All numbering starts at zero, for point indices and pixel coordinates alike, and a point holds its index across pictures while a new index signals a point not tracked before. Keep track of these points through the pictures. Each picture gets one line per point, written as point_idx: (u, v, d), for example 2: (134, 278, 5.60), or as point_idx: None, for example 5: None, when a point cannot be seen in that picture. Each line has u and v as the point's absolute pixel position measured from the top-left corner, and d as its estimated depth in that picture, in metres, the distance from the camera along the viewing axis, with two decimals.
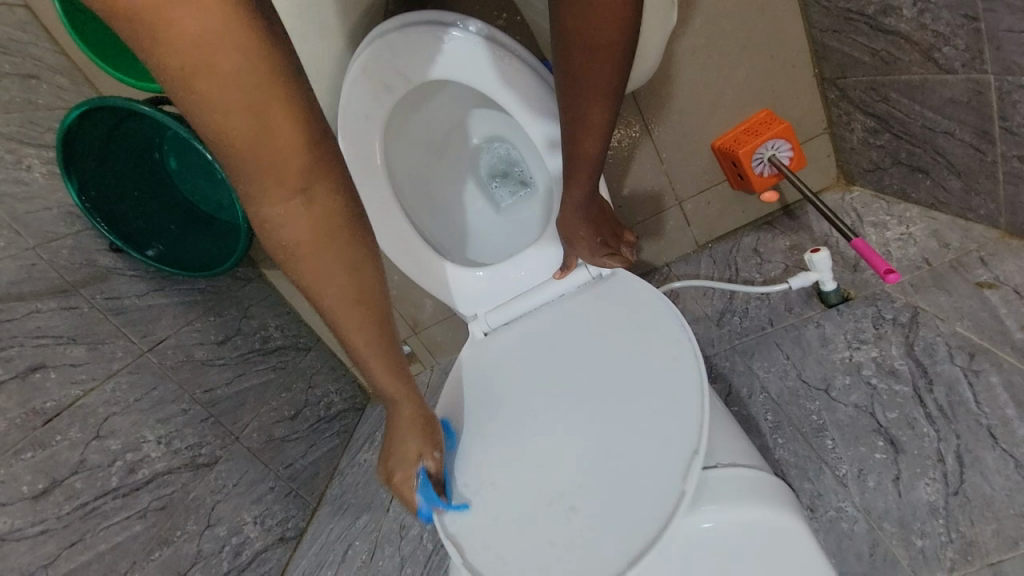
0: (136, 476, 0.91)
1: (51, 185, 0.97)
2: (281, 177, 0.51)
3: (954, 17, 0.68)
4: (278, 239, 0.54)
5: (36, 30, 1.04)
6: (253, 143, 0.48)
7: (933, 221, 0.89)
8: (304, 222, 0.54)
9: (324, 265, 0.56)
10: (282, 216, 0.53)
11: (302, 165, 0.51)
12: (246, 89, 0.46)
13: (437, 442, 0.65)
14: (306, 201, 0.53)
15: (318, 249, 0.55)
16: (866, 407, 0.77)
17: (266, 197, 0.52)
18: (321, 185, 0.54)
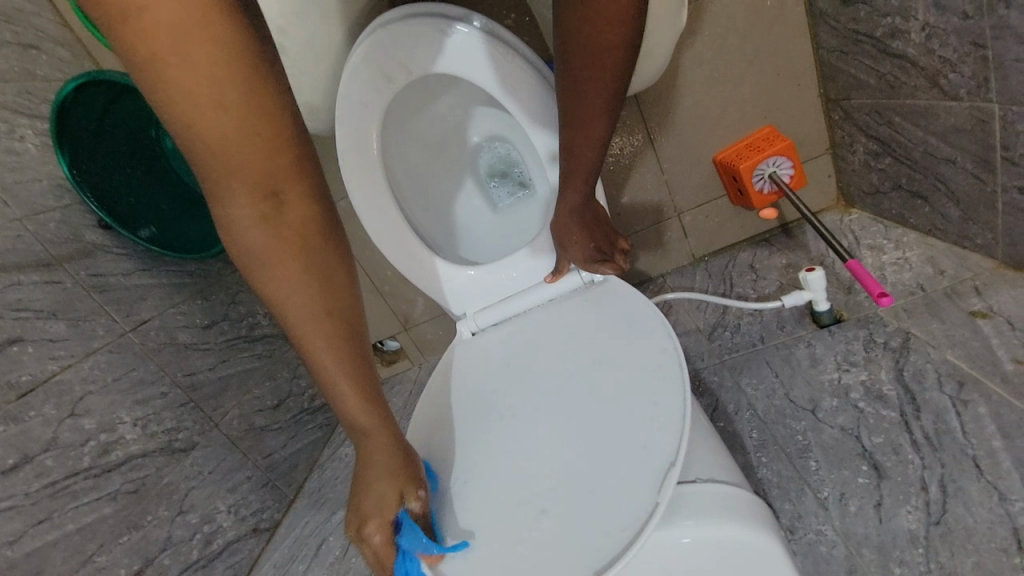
0: (109, 457, 0.89)
1: (43, 157, 0.94)
2: (249, 177, 0.49)
3: (962, 43, 0.68)
4: (245, 247, 0.51)
5: (39, 0, 1.03)
6: (222, 136, 0.46)
7: (930, 248, 0.89)
8: (273, 229, 0.51)
9: (292, 278, 0.52)
10: (248, 223, 0.51)
11: (271, 163, 0.49)
12: (214, 77, 0.44)
13: (421, 480, 0.57)
14: (276, 206, 0.51)
15: (287, 258, 0.52)
16: (851, 430, 0.76)
17: (235, 201, 0.50)
18: (293, 191, 0.51)
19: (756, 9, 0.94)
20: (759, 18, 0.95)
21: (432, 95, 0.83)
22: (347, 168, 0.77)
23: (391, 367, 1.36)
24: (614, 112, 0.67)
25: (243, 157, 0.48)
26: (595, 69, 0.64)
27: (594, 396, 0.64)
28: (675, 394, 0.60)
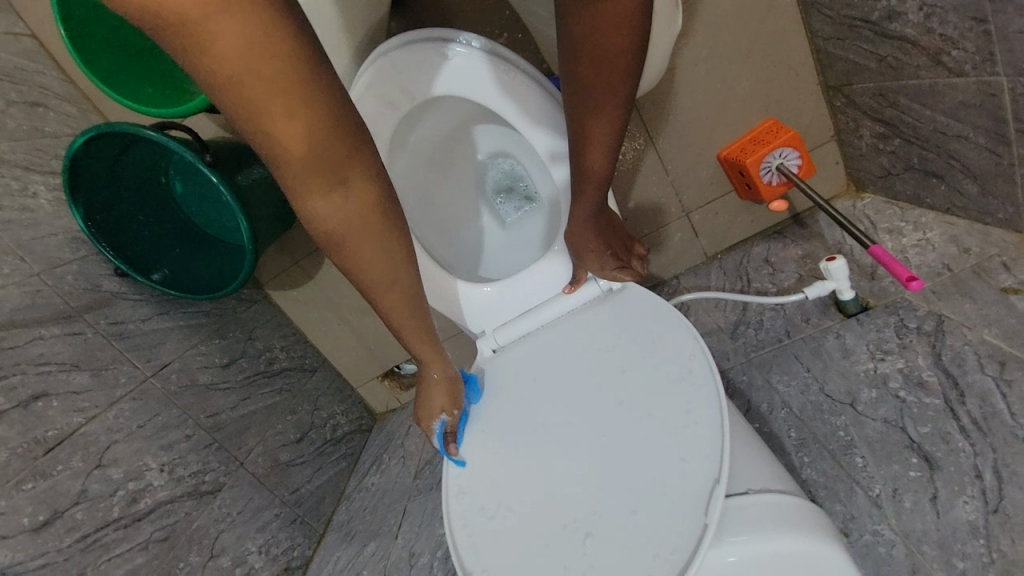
0: (138, 506, 0.88)
1: (56, 212, 0.97)
2: (323, 172, 0.52)
3: (963, 19, 0.67)
4: (321, 228, 0.57)
5: (43, 59, 1.05)
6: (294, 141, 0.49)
7: (951, 227, 0.86)
8: (346, 210, 0.56)
9: (367, 248, 0.59)
10: (326, 209, 0.55)
11: (340, 157, 0.53)
12: (283, 87, 0.46)
13: (457, 401, 0.70)
14: (345, 192, 0.55)
15: (358, 232, 0.58)
16: (895, 421, 0.74)
17: (312, 190, 0.54)
18: (360, 175, 0.55)
19: (748, 5, 0.95)
20: (752, 12, 0.95)
21: (435, 117, 0.83)
22: None
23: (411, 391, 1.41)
24: (624, 119, 0.67)
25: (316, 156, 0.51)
26: (603, 78, 0.63)
27: (625, 406, 0.63)
28: (709, 402, 0.59)
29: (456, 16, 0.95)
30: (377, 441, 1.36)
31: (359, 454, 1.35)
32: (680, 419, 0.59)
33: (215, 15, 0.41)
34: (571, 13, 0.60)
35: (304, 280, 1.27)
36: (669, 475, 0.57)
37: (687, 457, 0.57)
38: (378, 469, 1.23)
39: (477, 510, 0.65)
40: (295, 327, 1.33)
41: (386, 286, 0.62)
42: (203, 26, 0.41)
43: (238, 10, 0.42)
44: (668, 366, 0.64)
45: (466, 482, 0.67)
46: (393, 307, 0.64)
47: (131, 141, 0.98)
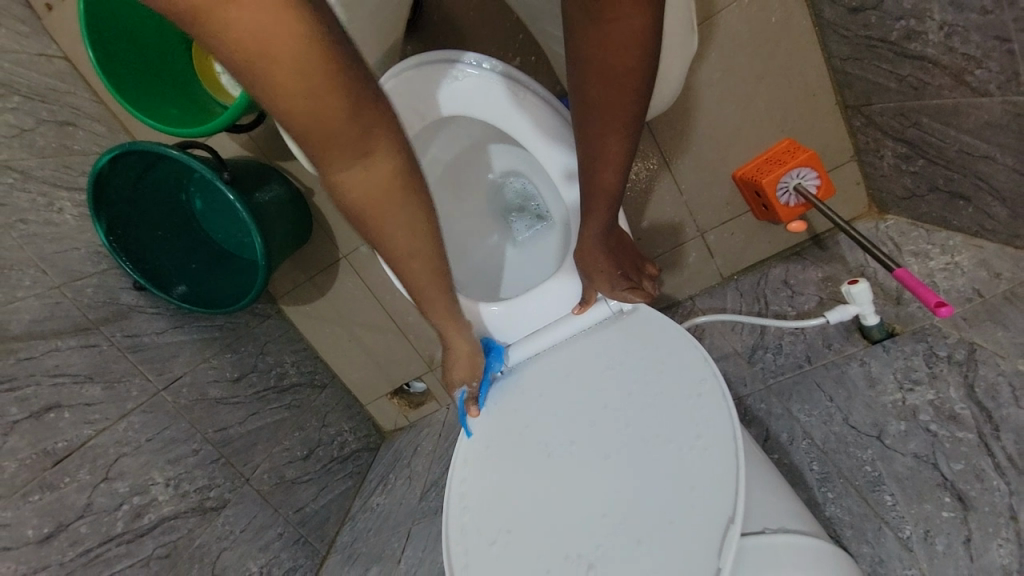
0: (141, 521, 0.88)
1: (80, 227, 1.00)
2: (347, 143, 0.50)
3: (985, 39, 0.65)
4: (349, 199, 0.56)
5: (75, 80, 1.11)
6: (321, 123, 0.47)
7: (980, 250, 0.82)
8: (373, 184, 0.55)
9: (397, 226, 0.59)
10: (352, 182, 0.54)
11: (364, 139, 0.51)
12: (304, 71, 0.43)
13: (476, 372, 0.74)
14: (370, 166, 0.53)
15: (387, 207, 0.57)
16: (926, 457, 0.69)
17: (340, 167, 0.52)
18: (387, 148, 0.53)
19: (763, 26, 0.94)
20: (767, 34, 0.95)
21: (447, 138, 0.84)
22: None
23: (418, 410, 1.38)
24: (634, 136, 0.66)
25: (339, 135, 0.49)
26: (613, 96, 0.62)
27: (632, 430, 0.61)
28: (721, 430, 0.56)
29: (470, 38, 0.96)
30: (384, 460, 1.34)
31: (366, 473, 1.33)
32: (688, 445, 0.57)
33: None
34: (579, 32, 0.59)
35: (319, 297, 1.28)
36: (674, 501, 0.54)
37: (695, 485, 0.54)
38: (384, 489, 1.21)
39: (476, 534, 0.62)
40: (306, 343, 1.34)
41: (411, 257, 0.62)
42: (219, 10, 0.38)
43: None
44: (679, 391, 0.61)
45: (468, 505, 0.65)
46: (413, 277, 0.64)
47: (153, 159, 1.01)
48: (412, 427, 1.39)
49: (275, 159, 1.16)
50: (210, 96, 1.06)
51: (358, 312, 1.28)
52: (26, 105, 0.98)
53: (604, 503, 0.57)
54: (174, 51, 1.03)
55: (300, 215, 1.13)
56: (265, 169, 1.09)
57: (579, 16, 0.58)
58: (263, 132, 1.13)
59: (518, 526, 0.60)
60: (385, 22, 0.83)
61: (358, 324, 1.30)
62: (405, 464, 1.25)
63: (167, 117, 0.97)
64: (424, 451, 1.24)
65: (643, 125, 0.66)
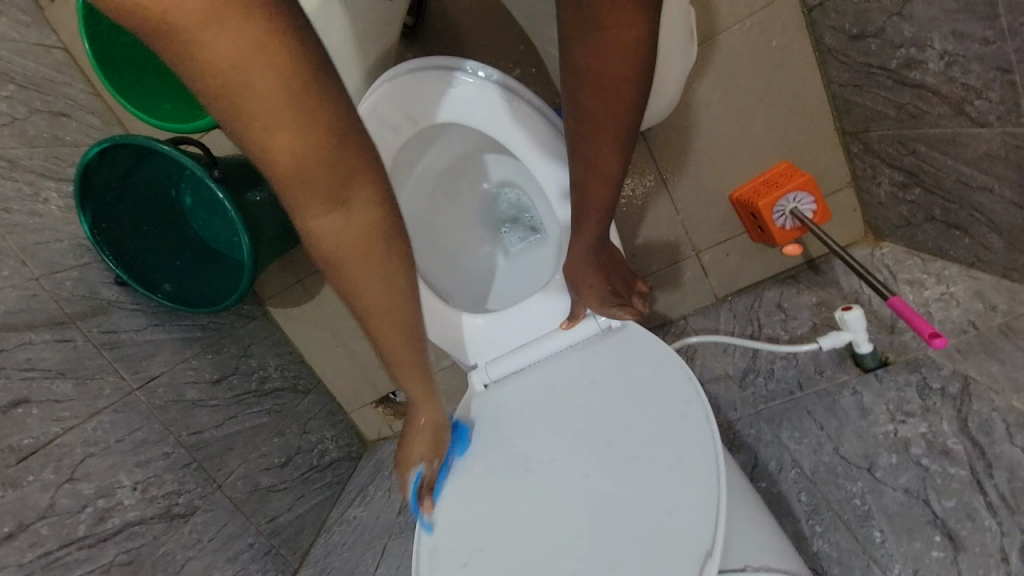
0: (105, 526, 0.84)
1: (65, 218, 0.98)
2: (324, 188, 0.49)
3: (986, 69, 0.65)
4: (322, 248, 0.54)
5: (71, 71, 1.09)
6: (292, 157, 0.46)
7: (976, 281, 0.81)
8: (348, 233, 0.53)
9: (369, 276, 0.55)
10: (327, 231, 0.52)
11: (338, 178, 0.49)
12: (280, 104, 0.43)
13: (439, 451, 0.65)
14: (347, 213, 0.52)
15: (362, 260, 0.54)
16: (917, 492, 0.67)
17: (312, 209, 0.51)
18: (365, 196, 0.52)
19: (763, 49, 0.94)
20: (767, 56, 0.95)
21: (441, 146, 0.83)
22: None
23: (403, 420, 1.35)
24: (628, 148, 0.65)
25: (316, 178, 0.48)
26: (607, 107, 0.62)
27: (612, 450, 0.58)
28: (703, 452, 0.54)
29: (471, 47, 0.96)
30: (365, 470, 1.31)
31: (345, 483, 1.30)
32: (669, 468, 0.55)
33: (212, 29, 0.39)
34: (574, 42, 0.59)
35: (306, 299, 1.25)
36: (652, 526, 0.52)
37: (673, 510, 0.52)
38: (363, 500, 1.18)
39: (446, 554, 0.60)
40: (291, 346, 1.31)
41: (386, 315, 0.58)
42: (196, 35, 0.39)
43: (238, 23, 0.39)
44: (662, 411, 0.59)
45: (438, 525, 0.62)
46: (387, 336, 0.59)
47: (145, 152, 1.00)
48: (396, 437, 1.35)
49: None
50: None
51: (346, 317, 1.26)
52: (20, 93, 0.97)
53: (580, 526, 0.55)
54: None
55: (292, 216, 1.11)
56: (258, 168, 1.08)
57: (575, 26, 0.58)
58: None
59: (491, 546, 0.58)
60: (383, 25, 0.83)
61: (346, 329, 1.28)
62: (386, 475, 1.22)
63: (164, 113, 0.97)
64: None
65: (637, 137, 0.65)
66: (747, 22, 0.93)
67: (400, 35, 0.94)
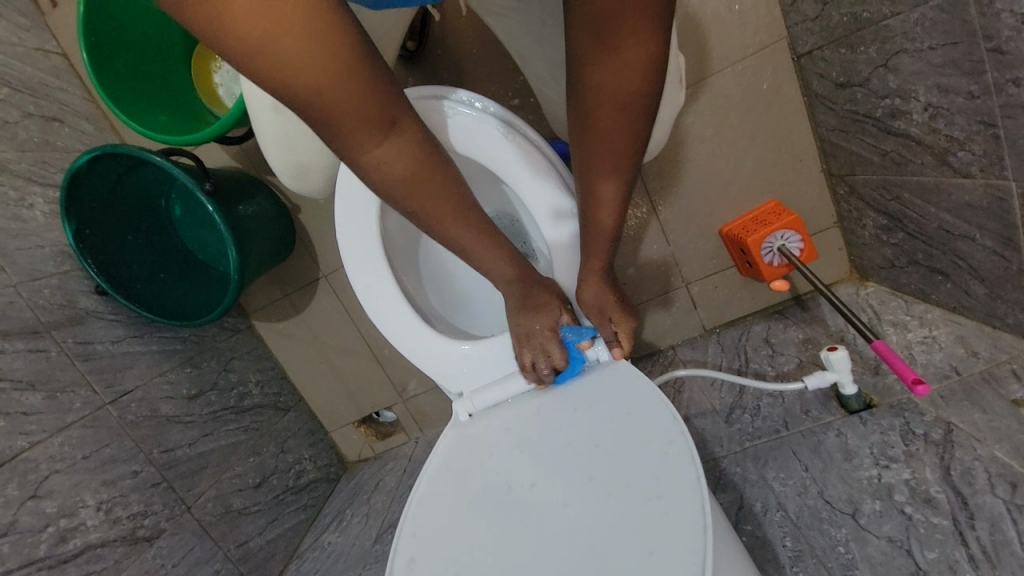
0: (66, 547, 0.81)
1: (49, 225, 0.96)
2: (375, 115, 0.56)
3: (969, 122, 0.67)
4: (386, 177, 0.61)
5: (69, 77, 1.09)
6: (343, 94, 0.52)
7: (958, 326, 0.83)
8: (401, 155, 0.61)
9: (438, 186, 0.64)
10: (388, 157, 0.60)
11: (387, 102, 0.56)
12: (324, 48, 0.48)
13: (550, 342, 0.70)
14: (396, 135, 0.59)
15: (422, 178, 0.63)
16: (900, 542, 0.66)
17: (368, 141, 0.58)
18: (404, 116, 0.59)
19: (754, 90, 0.97)
20: (757, 98, 0.97)
21: None
22: (355, 242, 0.79)
23: (385, 441, 1.32)
24: (634, 166, 0.64)
25: (365, 111, 0.55)
26: (618, 126, 0.60)
27: (594, 481, 0.57)
28: (682, 492, 0.52)
29: (470, 75, 0.99)
30: (344, 493, 1.27)
31: (322, 507, 1.26)
32: (649, 504, 0.53)
33: None
34: (588, 58, 0.56)
35: (293, 315, 1.23)
36: (631, 565, 0.49)
37: (653, 550, 0.50)
38: (339, 525, 1.14)
39: None
40: (275, 362, 1.28)
41: (457, 219, 0.67)
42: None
43: None
44: (644, 445, 0.58)
45: (414, 543, 0.60)
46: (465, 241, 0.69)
47: (134, 162, 0.99)
48: (377, 459, 1.32)
49: (263, 174, 1.14)
50: (204, 104, 1.05)
51: (333, 334, 1.24)
52: (14, 98, 0.96)
53: (558, 561, 0.53)
54: (174, 57, 1.03)
55: (281, 229, 1.10)
56: (251, 183, 1.07)
57: (591, 44, 0.55)
58: (255, 145, 1.12)
59: None
60: (384, 46, 0.84)
61: (331, 347, 1.25)
62: (364, 499, 1.18)
63: (157, 125, 0.95)
64: (385, 487, 1.18)
65: (644, 157, 0.64)
66: (739, 64, 0.96)
67: (402, 59, 0.96)
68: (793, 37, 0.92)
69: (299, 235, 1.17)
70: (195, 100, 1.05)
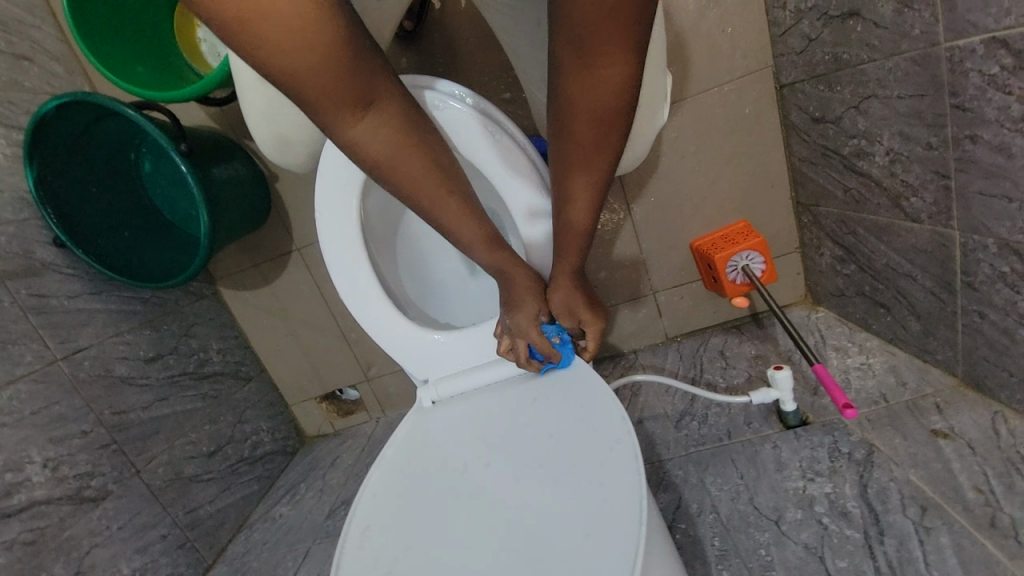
0: (8, 502, 0.79)
1: (9, 168, 0.92)
2: (354, 94, 0.59)
3: (925, 171, 0.73)
4: (367, 153, 0.64)
5: (42, 13, 1.02)
6: (321, 73, 0.55)
7: (892, 356, 0.91)
8: (382, 132, 0.64)
9: (420, 162, 0.66)
10: (365, 135, 0.63)
11: (366, 84, 0.59)
12: (302, 29, 0.51)
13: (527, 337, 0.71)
14: (374, 114, 0.62)
15: (401, 156, 0.65)
16: (815, 549, 0.72)
17: (350, 118, 0.61)
18: (384, 96, 0.62)
19: (736, 114, 1.01)
20: (736, 122, 1.01)
21: None
22: (333, 225, 0.79)
23: (347, 419, 1.33)
24: (607, 178, 0.66)
25: (344, 90, 0.58)
26: (594, 135, 0.62)
27: (546, 486, 0.58)
28: (624, 514, 0.52)
29: (465, 65, 0.99)
30: (299, 466, 1.27)
31: (276, 479, 1.25)
32: (591, 489, 0.55)
33: None
34: (568, 71, 0.58)
35: (262, 284, 1.22)
36: (571, 544, 0.52)
37: (591, 532, 0.52)
38: (291, 499, 1.15)
39: (370, 556, 0.58)
40: (239, 331, 1.26)
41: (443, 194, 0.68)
42: None
43: None
44: (599, 461, 0.58)
45: (370, 514, 0.62)
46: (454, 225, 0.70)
47: (105, 111, 0.95)
48: (335, 436, 1.32)
49: (243, 138, 1.11)
50: (186, 62, 1.01)
51: (301, 308, 1.23)
52: None
53: (504, 539, 0.55)
54: (157, 8, 0.98)
55: (257, 196, 1.08)
56: (228, 146, 1.05)
57: (571, 57, 0.57)
58: (237, 109, 1.09)
59: (417, 553, 0.57)
60: (379, 25, 0.83)
61: (299, 321, 1.24)
62: (320, 475, 1.19)
63: (134, 77, 0.92)
64: (341, 464, 1.19)
65: (616, 171, 0.66)
66: (727, 87, 0.99)
67: (397, 39, 0.95)
68: (778, 67, 0.96)
69: (274, 204, 1.14)
70: (176, 56, 1.00)
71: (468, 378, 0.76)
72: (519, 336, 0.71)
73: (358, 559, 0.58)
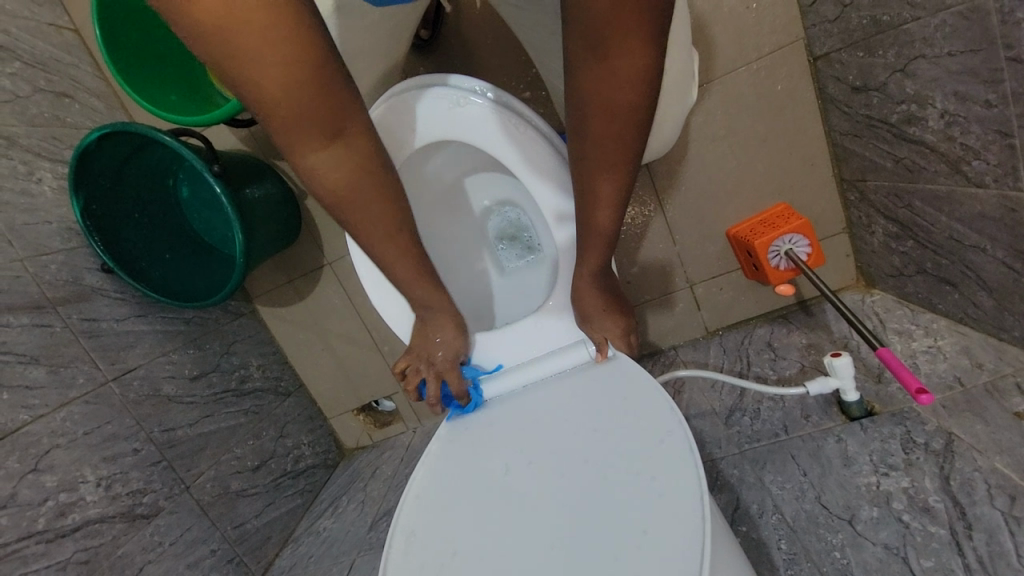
0: (64, 521, 0.82)
1: (57, 200, 0.97)
2: (320, 128, 0.56)
3: (986, 131, 0.66)
4: (326, 184, 0.61)
5: (80, 53, 1.09)
6: (287, 100, 0.52)
7: (964, 337, 0.83)
8: (344, 167, 0.61)
9: (376, 202, 0.64)
10: (325, 165, 0.60)
11: (335, 119, 0.57)
12: (272, 58, 0.49)
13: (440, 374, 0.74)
14: (340, 146, 0.59)
15: (360, 193, 0.63)
16: (896, 549, 0.66)
17: (313, 148, 0.58)
18: (354, 130, 0.59)
19: (766, 92, 0.96)
20: (767, 101, 0.97)
21: (442, 160, 0.84)
22: None
23: (384, 430, 1.33)
24: (631, 174, 0.64)
25: (310, 120, 0.55)
26: (612, 132, 0.59)
27: (595, 491, 0.54)
28: (682, 523, 0.48)
29: (482, 66, 0.98)
30: (341, 479, 1.28)
31: (319, 492, 1.26)
32: (644, 484, 0.52)
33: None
34: (581, 67, 0.56)
35: (296, 300, 1.24)
36: (626, 542, 0.49)
37: (648, 527, 0.49)
38: (335, 512, 1.15)
39: (418, 563, 0.56)
40: (277, 347, 1.29)
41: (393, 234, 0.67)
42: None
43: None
44: (652, 465, 0.54)
45: (415, 519, 0.60)
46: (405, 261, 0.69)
47: (143, 141, 0.99)
48: (374, 448, 1.32)
49: (272, 158, 1.14)
50: (215, 88, 1.05)
51: (334, 321, 1.24)
52: (25, 72, 0.97)
53: (555, 539, 0.52)
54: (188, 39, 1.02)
55: (288, 214, 1.10)
56: (258, 165, 1.07)
57: (583, 53, 0.55)
58: (263, 129, 1.12)
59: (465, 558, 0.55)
60: (393, 32, 0.84)
61: (334, 334, 1.25)
62: (361, 487, 1.19)
63: (164, 103, 0.95)
64: (381, 476, 1.19)
65: (641, 163, 0.63)
66: (755, 64, 0.94)
67: (413, 47, 0.96)
68: (810, 38, 0.91)
69: (305, 220, 1.17)
70: (205, 83, 1.04)
71: (517, 375, 0.73)
72: (433, 373, 0.74)
73: (406, 565, 0.56)
